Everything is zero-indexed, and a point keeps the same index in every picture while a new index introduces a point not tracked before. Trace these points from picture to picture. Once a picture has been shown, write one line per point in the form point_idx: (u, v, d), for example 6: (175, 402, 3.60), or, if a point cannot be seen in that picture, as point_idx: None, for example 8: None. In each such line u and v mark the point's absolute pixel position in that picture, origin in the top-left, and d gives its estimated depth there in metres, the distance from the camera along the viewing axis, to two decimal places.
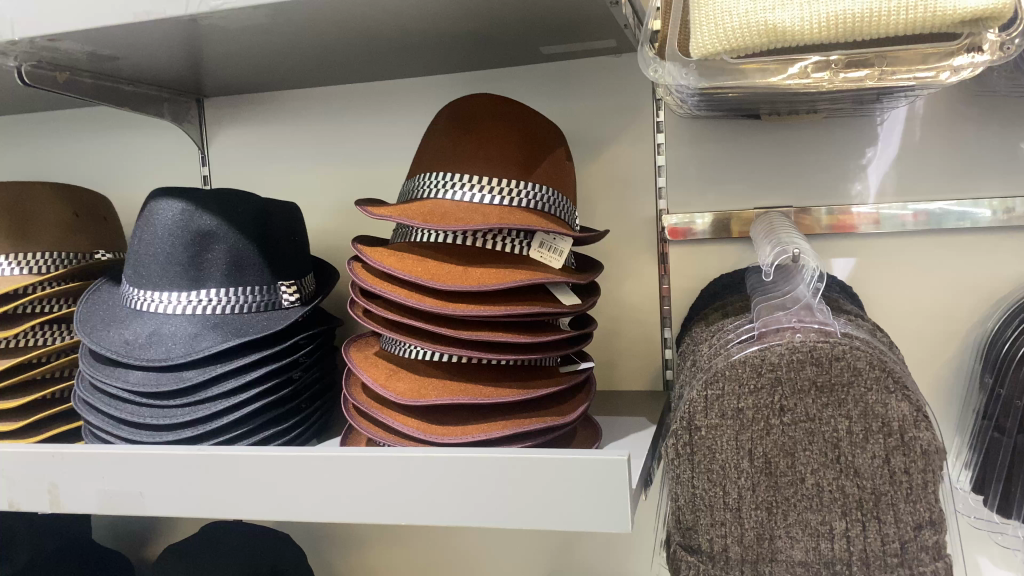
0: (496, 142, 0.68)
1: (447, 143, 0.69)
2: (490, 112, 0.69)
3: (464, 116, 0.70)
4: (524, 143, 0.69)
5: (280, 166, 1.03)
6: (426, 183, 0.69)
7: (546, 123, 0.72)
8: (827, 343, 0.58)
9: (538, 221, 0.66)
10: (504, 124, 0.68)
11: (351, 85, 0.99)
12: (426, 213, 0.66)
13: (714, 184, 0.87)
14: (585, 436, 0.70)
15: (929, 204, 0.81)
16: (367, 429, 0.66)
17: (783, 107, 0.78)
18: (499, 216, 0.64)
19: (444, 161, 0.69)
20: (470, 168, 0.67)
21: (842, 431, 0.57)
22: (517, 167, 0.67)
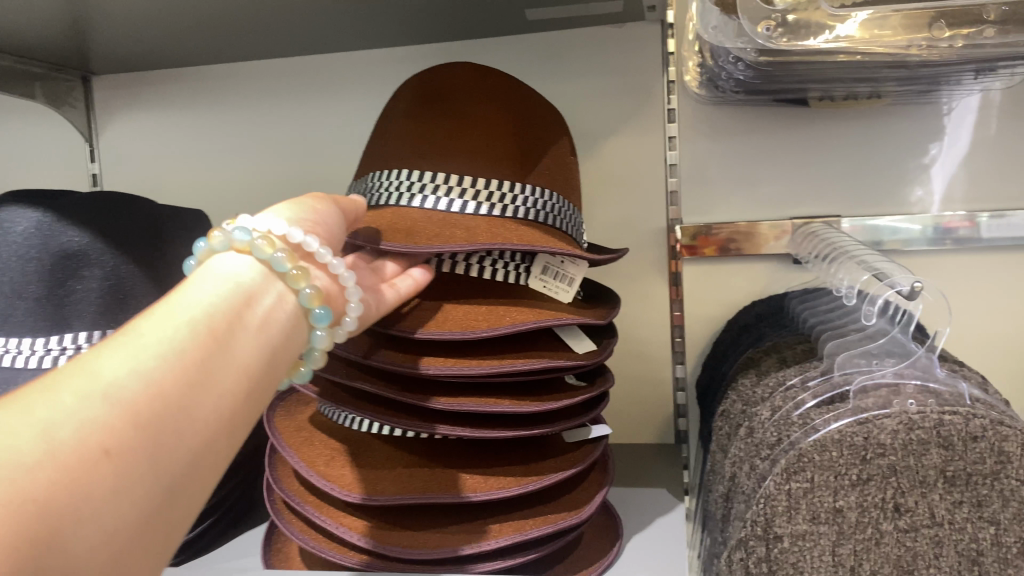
0: (483, 131, 0.49)
1: (414, 132, 0.50)
2: (474, 90, 0.51)
3: (437, 96, 0.51)
4: (520, 133, 0.50)
5: (192, 163, 0.83)
6: (383, 184, 0.50)
7: (545, 106, 0.55)
8: (957, 417, 0.41)
9: (544, 240, 0.47)
10: (492, 106, 0.50)
11: (283, 61, 0.79)
12: (386, 227, 0.47)
13: (741, 187, 0.70)
14: (600, 531, 0.53)
15: (868, 220, 0.67)
16: (299, 534, 0.46)
17: (838, 91, 0.61)
18: (490, 233, 0.46)
19: (410, 155, 0.50)
20: (446, 164, 0.49)
21: (985, 541, 0.40)
22: (512, 168, 0.49)
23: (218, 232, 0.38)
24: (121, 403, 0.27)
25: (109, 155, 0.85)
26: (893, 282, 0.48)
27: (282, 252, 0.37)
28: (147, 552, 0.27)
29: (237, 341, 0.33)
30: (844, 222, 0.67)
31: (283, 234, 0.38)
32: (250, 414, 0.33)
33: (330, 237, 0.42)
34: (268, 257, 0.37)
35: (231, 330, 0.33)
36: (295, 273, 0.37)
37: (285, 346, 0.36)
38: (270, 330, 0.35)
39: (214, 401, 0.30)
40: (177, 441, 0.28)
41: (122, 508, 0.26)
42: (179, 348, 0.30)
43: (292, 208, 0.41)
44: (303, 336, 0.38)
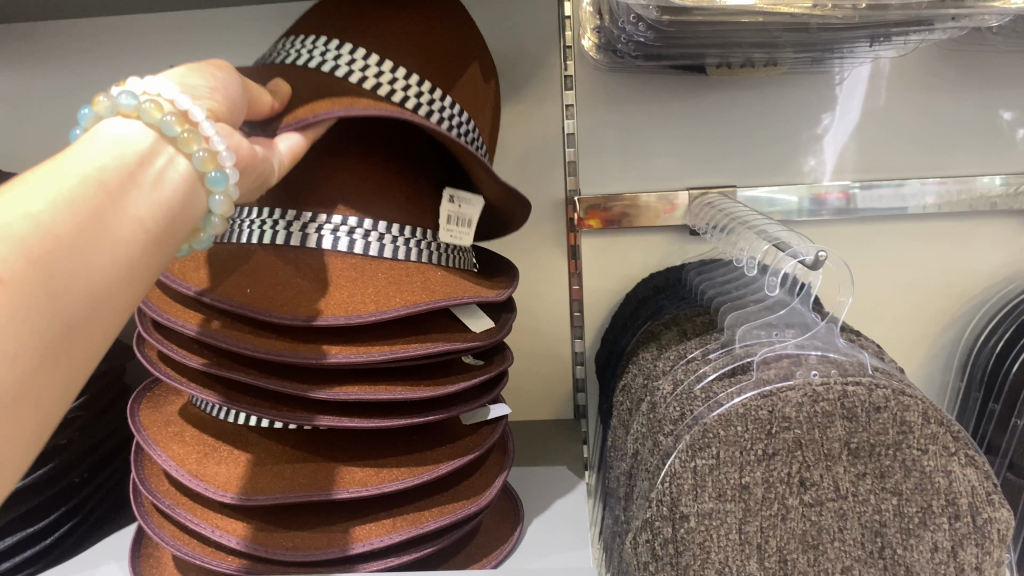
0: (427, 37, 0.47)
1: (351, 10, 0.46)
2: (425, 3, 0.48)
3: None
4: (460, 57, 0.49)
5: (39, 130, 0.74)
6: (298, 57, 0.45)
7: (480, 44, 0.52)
8: (862, 387, 0.40)
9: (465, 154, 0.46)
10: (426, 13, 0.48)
11: (139, 18, 0.71)
12: (303, 92, 0.42)
13: (639, 158, 0.68)
14: (501, 514, 0.51)
15: (749, 190, 0.67)
16: (170, 539, 0.42)
17: (734, 58, 0.60)
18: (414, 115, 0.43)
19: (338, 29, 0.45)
20: (357, 40, 0.44)
21: (887, 514, 0.40)
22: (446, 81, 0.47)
23: (102, 96, 0.32)
24: (16, 242, 0.25)
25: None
26: (796, 251, 0.47)
27: (172, 115, 0.32)
28: (48, 386, 0.26)
29: (131, 199, 0.30)
30: (739, 193, 0.67)
31: (173, 96, 0.33)
32: (146, 272, 0.30)
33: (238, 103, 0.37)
34: (156, 122, 0.32)
35: (126, 187, 0.29)
36: (188, 135, 0.32)
37: (181, 211, 0.33)
38: (164, 193, 0.31)
39: (109, 254, 0.28)
40: (71, 287, 0.27)
41: (22, 338, 0.25)
42: (71, 197, 0.27)
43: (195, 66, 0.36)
44: (196, 204, 0.34)
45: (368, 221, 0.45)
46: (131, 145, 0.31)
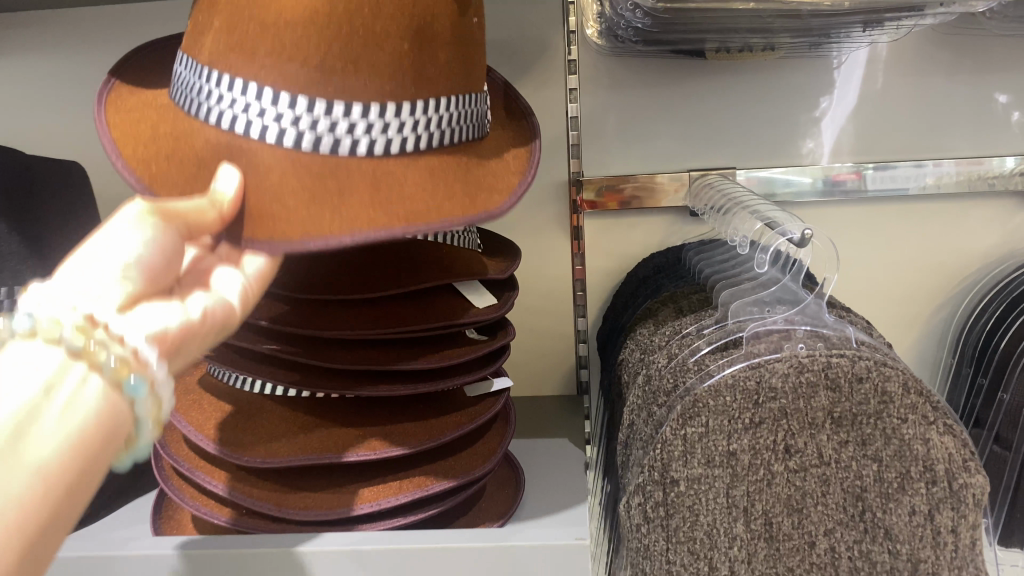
0: (387, 36, 0.37)
1: (268, 16, 0.36)
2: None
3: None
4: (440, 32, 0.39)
5: (52, 115, 0.76)
6: (228, 95, 0.37)
7: None
8: (845, 359, 0.41)
9: (464, 180, 0.42)
10: None
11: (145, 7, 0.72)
12: (257, 185, 0.37)
13: (640, 141, 0.70)
14: (503, 482, 0.54)
15: (760, 170, 0.69)
16: (190, 501, 0.45)
17: (734, 43, 0.61)
18: (399, 199, 0.39)
19: (263, 55, 0.36)
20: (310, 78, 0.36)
21: (868, 479, 0.42)
22: (424, 80, 0.39)
23: (1, 318, 0.30)
24: None
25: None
26: (784, 229, 0.48)
27: (74, 324, 0.29)
28: None
29: (27, 449, 0.27)
30: (738, 175, 0.69)
31: (79, 300, 0.30)
32: (60, 522, 0.28)
33: (172, 252, 0.34)
34: (59, 339, 0.29)
35: (15, 440, 0.27)
36: (91, 348, 0.30)
37: (98, 436, 0.30)
38: (71, 424, 0.29)
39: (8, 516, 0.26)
40: None
41: None
42: None
43: (131, 218, 0.33)
44: (120, 418, 0.31)
45: None
46: (25, 378, 0.28)
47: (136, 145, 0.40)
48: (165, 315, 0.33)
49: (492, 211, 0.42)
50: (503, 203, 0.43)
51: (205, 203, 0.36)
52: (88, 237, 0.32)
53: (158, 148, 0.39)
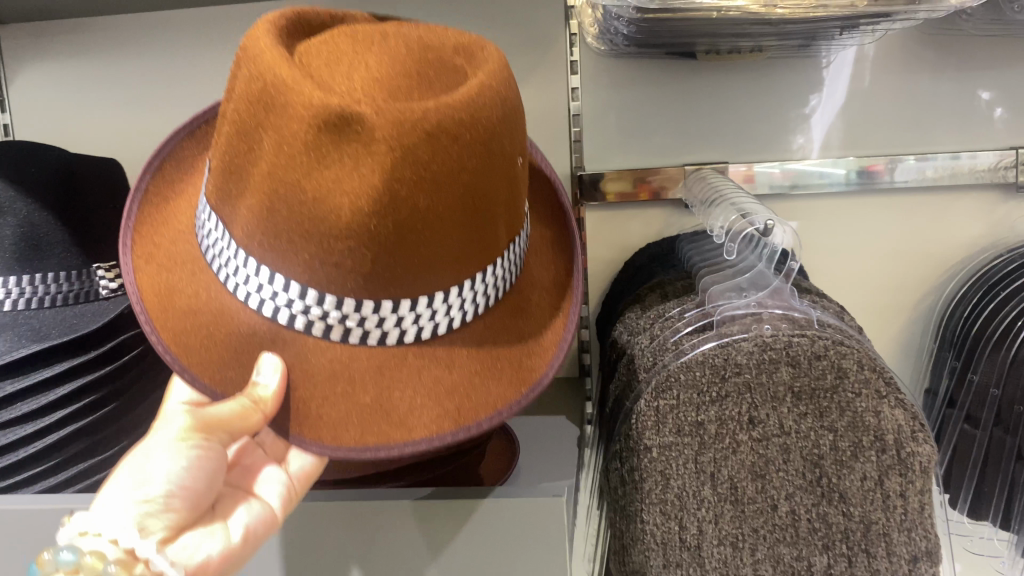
0: (424, 215, 0.38)
1: (312, 204, 0.37)
2: (411, 147, 0.36)
3: (348, 154, 0.36)
4: (479, 190, 0.40)
5: (94, 115, 0.81)
6: (275, 291, 0.41)
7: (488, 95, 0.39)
8: (804, 339, 0.46)
9: (499, 357, 0.47)
10: (437, 167, 0.37)
11: (181, 13, 0.77)
12: (324, 381, 0.43)
13: (638, 137, 0.74)
14: (499, 453, 0.58)
15: (798, 162, 0.72)
16: None
17: (724, 44, 0.65)
18: (437, 401, 0.44)
19: (309, 246, 0.38)
20: (355, 269, 0.39)
21: (824, 448, 0.46)
22: (466, 260, 0.42)
23: (49, 553, 0.37)
24: None
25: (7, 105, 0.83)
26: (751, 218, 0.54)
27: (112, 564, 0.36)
28: None
29: None
30: (731, 168, 0.73)
31: (117, 536, 0.37)
32: None
33: (211, 459, 0.43)
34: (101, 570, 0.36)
35: None
36: None
37: None
38: None
39: None
40: None
41: None
42: None
43: (178, 440, 0.41)
44: None
45: None
46: None
47: (174, 312, 0.45)
48: (207, 539, 0.41)
49: (533, 380, 0.47)
50: (540, 370, 0.48)
51: (247, 401, 0.42)
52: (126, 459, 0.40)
53: (208, 331, 0.44)
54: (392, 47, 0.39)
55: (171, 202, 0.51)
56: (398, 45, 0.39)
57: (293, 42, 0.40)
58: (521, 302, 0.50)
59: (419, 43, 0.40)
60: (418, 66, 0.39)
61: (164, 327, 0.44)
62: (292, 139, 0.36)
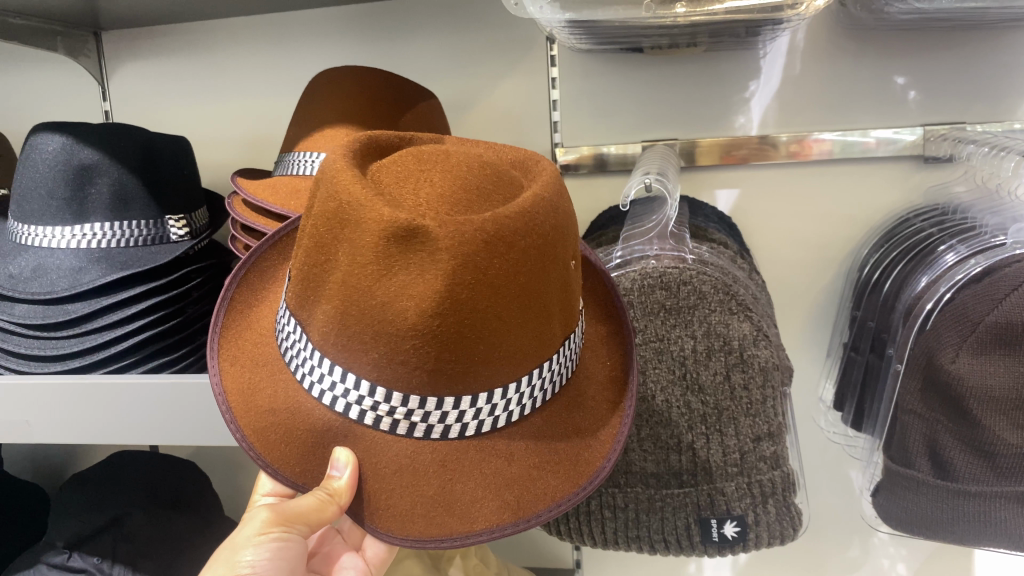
0: (483, 317, 0.45)
1: (383, 309, 0.45)
2: (472, 255, 0.43)
3: (413, 262, 0.43)
4: (530, 290, 0.47)
5: (175, 102, 1.01)
6: (353, 390, 0.49)
7: (539, 206, 0.46)
8: (673, 269, 0.60)
9: (555, 453, 0.55)
10: (492, 276, 0.44)
11: (240, 18, 0.96)
12: (394, 480, 0.52)
13: (605, 118, 0.89)
14: None
15: (886, 131, 0.82)
16: None
17: (665, 41, 0.79)
18: (497, 493, 0.52)
19: (383, 347, 0.46)
20: (419, 361, 0.46)
21: (687, 350, 0.60)
22: (523, 354, 0.49)
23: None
24: None
25: (107, 95, 1.03)
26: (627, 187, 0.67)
27: None
28: None
29: None
30: (681, 144, 0.87)
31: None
32: None
33: (288, 542, 0.57)
34: None
35: None
36: None
37: None
38: None
39: None
40: None
41: None
42: None
43: (259, 533, 0.56)
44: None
45: None
46: None
47: (256, 411, 0.55)
48: None
49: (590, 474, 0.55)
50: (587, 462, 0.56)
51: (324, 493, 0.50)
52: (231, 537, 0.56)
53: (292, 434, 0.53)
54: (452, 170, 0.47)
55: (257, 307, 0.62)
56: (460, 166, 0.47)
57: (366, 166, 0.49)
58: (574, 398, 0.58)
59: (476, 165, 0.48)
60: (475, 185, 0.47)
61: (250, 427, 0.55)
62: (365, 253, 0.44)
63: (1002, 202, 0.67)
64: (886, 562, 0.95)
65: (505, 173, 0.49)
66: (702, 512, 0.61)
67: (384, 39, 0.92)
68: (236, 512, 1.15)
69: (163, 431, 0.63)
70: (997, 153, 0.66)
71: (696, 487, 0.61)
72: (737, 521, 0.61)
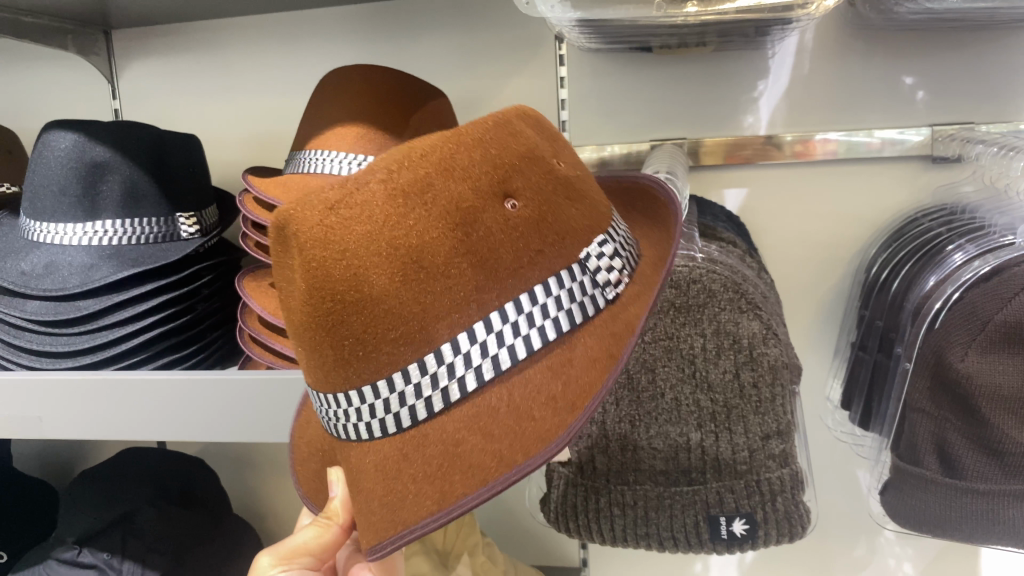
0: (361, 281, 0.40)
1: (289, 305, 0.43)
2: (309, 225, 0.39)
3: (278, 252, 0.42)
4: (418, 241, 0.40)
5: (185, 100, 1.01)
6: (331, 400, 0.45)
7: (405, 158, 0.41)
8: (682, 269, 0.59)
9: (508, 441, 0.42)
10: (346, 240, 0.39)
11: (249, 17, 0.96)
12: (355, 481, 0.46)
13: (614, 117, 0.89)
14: None
15: (891, 131, 0.82)
16: (262, 358, 0.69)
17: (674, 40, 0.79)
18: (434, 481, 0.43)
19: (300, 342, 0.44)
20: (331, 355, 0.42)
21: (698, 348, 0.61)
22: (446, 316, 0.41)
23: None
24: None
25: (117, 93, 1.03)
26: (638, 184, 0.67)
27: None
28: None
29: None
30: (689, 143, 0.87)
31: None
32: None
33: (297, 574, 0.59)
34: None
35: None
36: None
37: None
38: None
39: None
40: None
41: None
42: None
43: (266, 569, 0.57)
44: None
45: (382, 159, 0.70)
46: None
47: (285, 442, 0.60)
48: None
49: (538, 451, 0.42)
50: (545, 443, 0.42)
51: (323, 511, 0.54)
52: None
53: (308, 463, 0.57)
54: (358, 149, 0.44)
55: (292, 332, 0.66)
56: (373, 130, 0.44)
57: None
58: None
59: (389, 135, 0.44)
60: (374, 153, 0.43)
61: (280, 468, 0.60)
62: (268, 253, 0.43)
63: (1011, 201, 0.67)
64: (893, 562, 0.95)
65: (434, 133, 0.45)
66: (711, 510, 0.62)
67: (393, 38, 0.92)
68: (243, 508, 1.15)
69: (174, 428, 0.63)
70: (1005, 153, 0.66)
71: (705, 485, 0.62)
72: (746, 518, 0.61)
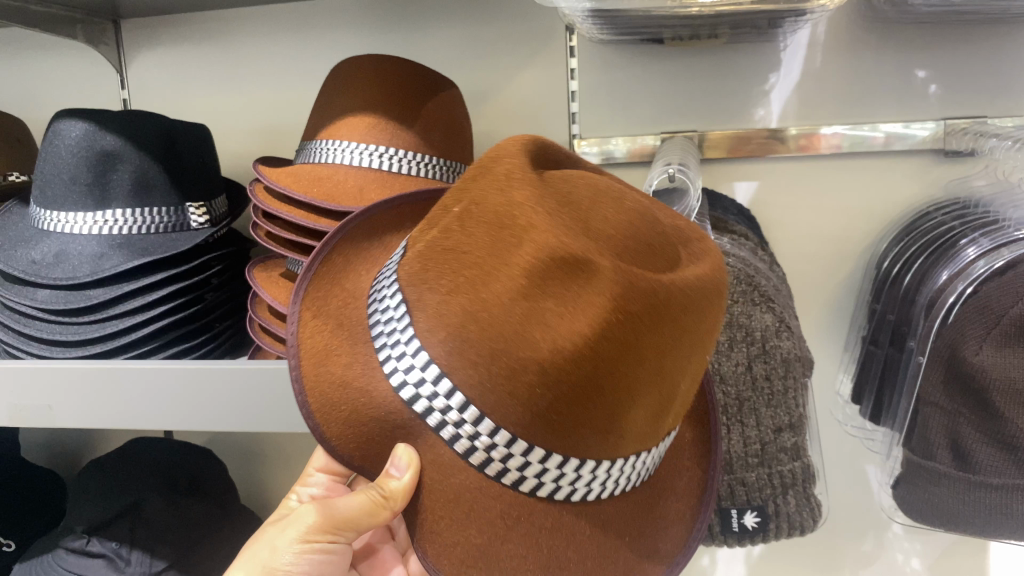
0: (577, 386, 0.42)
1: (511, 330, 0.41)
2: (629, 311, 0.40)
3: (564, 292, 0.41)
4: (666, 367, 0.44)
5: (193, 91, 1.01)
6: (426, 381, 0.44)
7: (701, 286, 0.44)
8: None
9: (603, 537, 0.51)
10: (633, 339, 0.41)
11: (258, 7, 0.96)
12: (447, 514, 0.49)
13: (623, 109, 0.89)
14: None
15: (898, 127, 0.83)
16: (271, 347, 0.69)
17: (685, 32, 0.79)
18: (531, 552, 0.49)
19: (489, 362, 0.42)
20: (526, 398, 0.42)
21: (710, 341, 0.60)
22: (619, 429, 0.45)
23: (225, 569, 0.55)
24: None
25: (125, 83, 1.03)
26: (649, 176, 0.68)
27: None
28: None
29: None
30: (700, 136, 0.87)
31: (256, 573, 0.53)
32: None
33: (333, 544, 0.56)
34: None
35: None
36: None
37: None
38: None
39: None
40: None
41: None
42: None
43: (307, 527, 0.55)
44: None
45: (393, 149, 0.70)
46: None
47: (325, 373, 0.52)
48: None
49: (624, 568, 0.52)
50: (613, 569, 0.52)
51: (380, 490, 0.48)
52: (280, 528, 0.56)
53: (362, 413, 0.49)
54: (631, 224, 0.45)
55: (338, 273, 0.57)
56: (634, 214, 0.45)
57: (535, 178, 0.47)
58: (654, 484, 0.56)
59: (656, 228, 0.46)
60: (643, 242, 0.45)
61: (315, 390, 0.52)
62: (526, 268, 0.41)
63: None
64: (901, 557, 0.95)
65: (671, 243, 0.47)
66: (722, 502, 0.62)
67: (403, 28, 0.92)
68: (250, 499, 1.15)
69: (184, 416, 0.63)
70: None
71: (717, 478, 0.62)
72: (758, 511, 0.62)
